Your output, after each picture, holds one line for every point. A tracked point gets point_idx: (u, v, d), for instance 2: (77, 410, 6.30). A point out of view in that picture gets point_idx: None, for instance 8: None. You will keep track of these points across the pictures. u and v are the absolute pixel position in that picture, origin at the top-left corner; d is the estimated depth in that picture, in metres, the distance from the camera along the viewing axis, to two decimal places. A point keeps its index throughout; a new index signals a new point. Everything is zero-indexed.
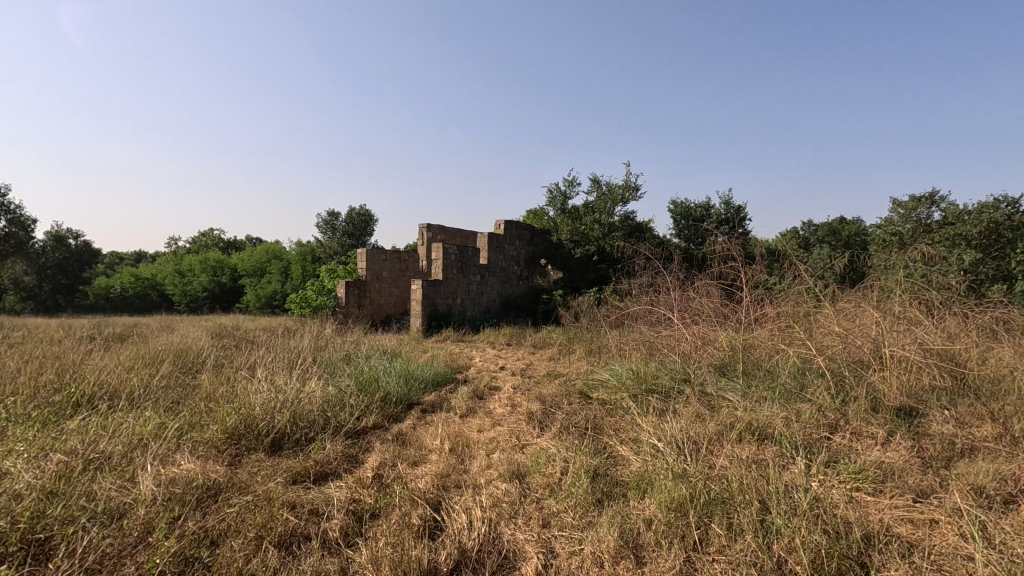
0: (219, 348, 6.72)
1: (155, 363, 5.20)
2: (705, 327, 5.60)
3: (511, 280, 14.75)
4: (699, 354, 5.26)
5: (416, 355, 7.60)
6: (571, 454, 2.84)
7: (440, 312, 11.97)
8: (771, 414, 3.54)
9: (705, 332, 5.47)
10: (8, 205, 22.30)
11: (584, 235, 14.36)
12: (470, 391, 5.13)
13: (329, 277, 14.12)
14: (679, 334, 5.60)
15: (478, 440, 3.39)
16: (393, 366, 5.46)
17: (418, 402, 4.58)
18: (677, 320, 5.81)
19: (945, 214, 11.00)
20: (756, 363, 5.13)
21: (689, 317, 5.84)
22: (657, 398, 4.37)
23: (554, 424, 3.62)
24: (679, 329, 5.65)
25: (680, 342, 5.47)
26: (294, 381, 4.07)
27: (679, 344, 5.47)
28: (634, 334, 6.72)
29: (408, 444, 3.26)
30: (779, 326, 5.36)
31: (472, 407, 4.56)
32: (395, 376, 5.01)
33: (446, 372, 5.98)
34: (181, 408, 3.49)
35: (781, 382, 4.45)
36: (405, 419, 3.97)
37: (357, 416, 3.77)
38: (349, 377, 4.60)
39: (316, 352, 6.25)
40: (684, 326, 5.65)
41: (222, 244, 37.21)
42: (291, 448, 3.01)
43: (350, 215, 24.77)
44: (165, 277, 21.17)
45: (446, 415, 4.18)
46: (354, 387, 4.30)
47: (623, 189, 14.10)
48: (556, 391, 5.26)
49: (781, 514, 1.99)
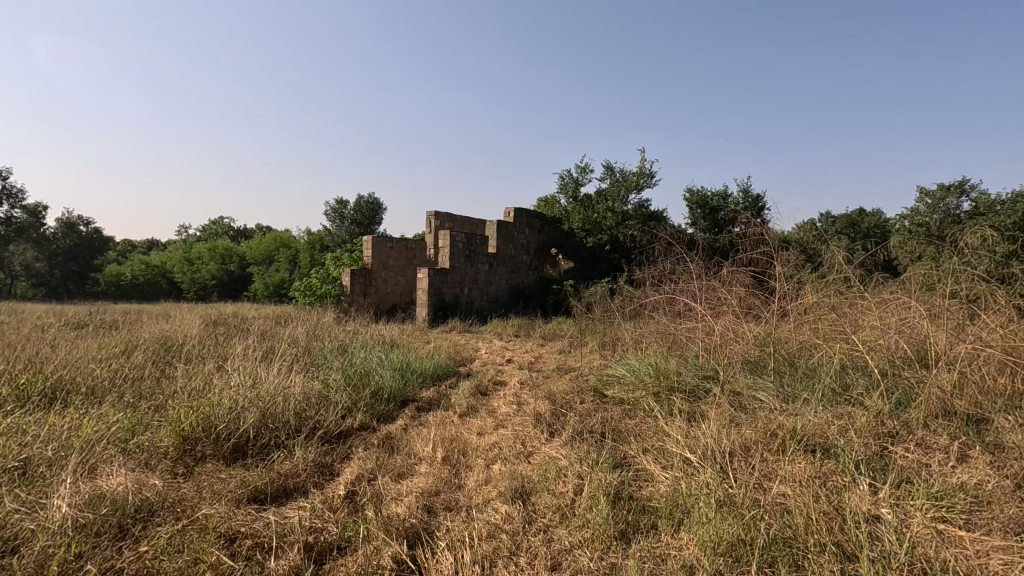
0: (212, 336, 6.33)
1: (135, 352, 4.81)
2: (733, 317, 5.08)
3: (521, 270, 14.25)
4: (728, 348, 4.76)
5: (419, 346, 7.15)
6: (586, 469, 2.37)
7: (447, 302, 11.51)
8: (819, 420, 3.04)
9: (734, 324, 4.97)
10: (14, 191, 22.14)
11: (596, 223, 13.81)
12: (473, 387, 4.68)
13: (333, 265, 13.71)
14: (705, 324, 5.08)
15: (478, 446, 2.93)
16: (390, 357, 5.02)
17: (413, 398, 4.12)
18: (704, 309, 5.29)
19: (977, 204, 10.32)
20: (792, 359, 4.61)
21: (717, 305, 5.32)
22: (682, 399, 3.88)
23: (565, 429, 3.15)
24: (706, 317, 5.13)
25: (706, 336, 4.98)
26: (275, 375, 3.64)
27: (704, 339, 4.98)
28: (652, 326, 6.22)
29: (395, 451, 2.80)
30: (815, 318, 4.84)
31: (473, 404, 4.10)
32: (391, 369, 4.57)
33: (449, 365, 5.53)
34: (140, 405, 3.05)
35: (823, 381, 3.94)
36: (397, 419, 3.52)
37: (342, 415, 3.32)
38: (340, 369, 4.17)
39: (310, 342, 5.83)
40: (711, 317, 5.12)
41: (232, 233, 37.05)
42: (257, 455, 2.57)
43: (358, 203, 24.37)
44: (174, 265, 20.93)
45: (444, 415, 3.73)
46: (344, 381, 3.87)
47: (637, 176, 13.51)
48: (568, 387, 4.79)
49: (869, 567, 1.50)
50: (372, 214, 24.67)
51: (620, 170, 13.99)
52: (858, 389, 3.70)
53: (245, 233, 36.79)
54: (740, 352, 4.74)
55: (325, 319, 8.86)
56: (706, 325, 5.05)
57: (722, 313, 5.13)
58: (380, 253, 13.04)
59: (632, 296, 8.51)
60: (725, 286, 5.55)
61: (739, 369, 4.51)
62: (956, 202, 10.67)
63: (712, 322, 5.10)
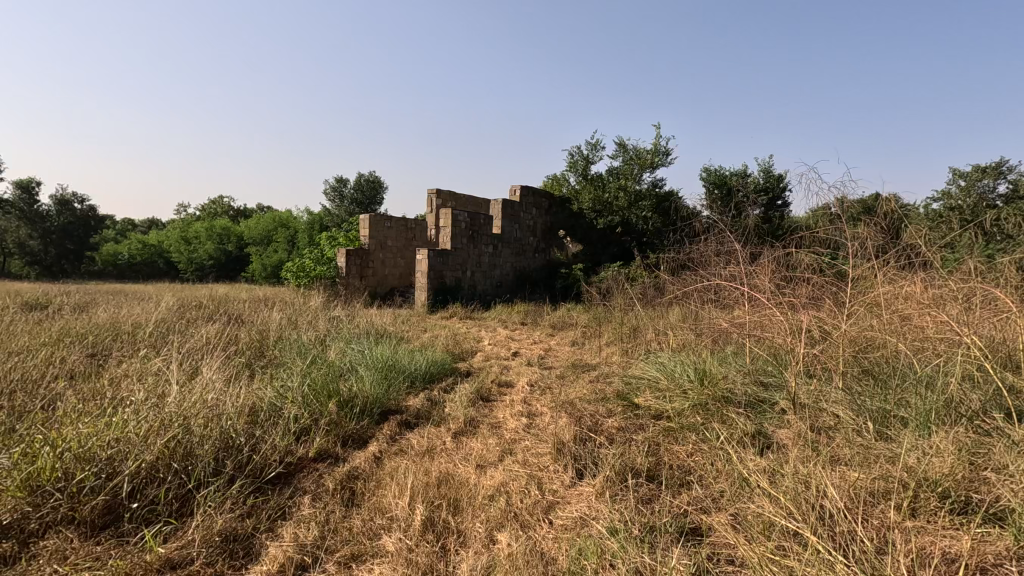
0: (176, 321, 5.48)
1: (71, 342, 3.98)
2: (794, 297, 4.06)
3: (527, 253, 13.33)
4: (790, 325, 3.73)
5: (415, 337, 6.27)
6: (644, 556, 1.51)
7: (448, 286, 10.67)
8: (949, 458, 2.17)
9: (799, 299, 3.94)
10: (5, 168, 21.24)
11: (607, 204, 12.84)
12: (471, 391, 3.80)
13: (328, 245, 12.83)
14: (761, 305, 4.08)
15: (476, 495, 2.07)
16: (373, 352, 4.16)
17: (397, 408, 3.27)
18: (756, 287, 4.25)
19: (1018, 186, 9.27)
20: (871, 356, 3.64)
21: (772, 278, 4.25)
22: (741, 415, 3.02)
23: (597, 466, 2.29)
24: (762, 295, 4.10)
25: (759, 320, 3.97)
26: (211, 379, 2.77)
27: (755, 321, 3.97)
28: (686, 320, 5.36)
29: (355, 504, 1.95)
30: (896, 289, 3.78)
31: (472, 417, 3.23)
32: (372, 369, 3.70)
33: (446, 361, 4.68)
34: (12, 422, 2.19)
35: (925, 394, 3.03)
36: (372, 442, 2.66)
37: (295, 441, 2.47)
38: (305, 370, 3.30)
39: (285, 332, 4.97)
40: (766, 299, 4.11)
41: (232, 213, 36.17)
42: (140, 519, 1.69)
43: (360, 181, 23.41)
44: (170, 244, 19.94)
45: (433, 434, 2.88)
46: (306, 387, 2.99)
47: (652, 153, 12.44)
48: (589, 394, 3.92)
49: None
50: (372, 193, 23.70)
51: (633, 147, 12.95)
52: (975, 403, 2.81)
53: (246, 212, 35.68)
54: (805, 328, 3.72)
55: (315, 304, 8.02)
56: (761, 307, 4.04)
57: (781, 295, 4.10)
58: (377, 232, 12.14)
59: (655, 283, 7.58)
60: (786, 255, 4.45)
61: (809, 365, 3.53)
62: (993, 185, 9.70)
63: (770, 304, 4.08)
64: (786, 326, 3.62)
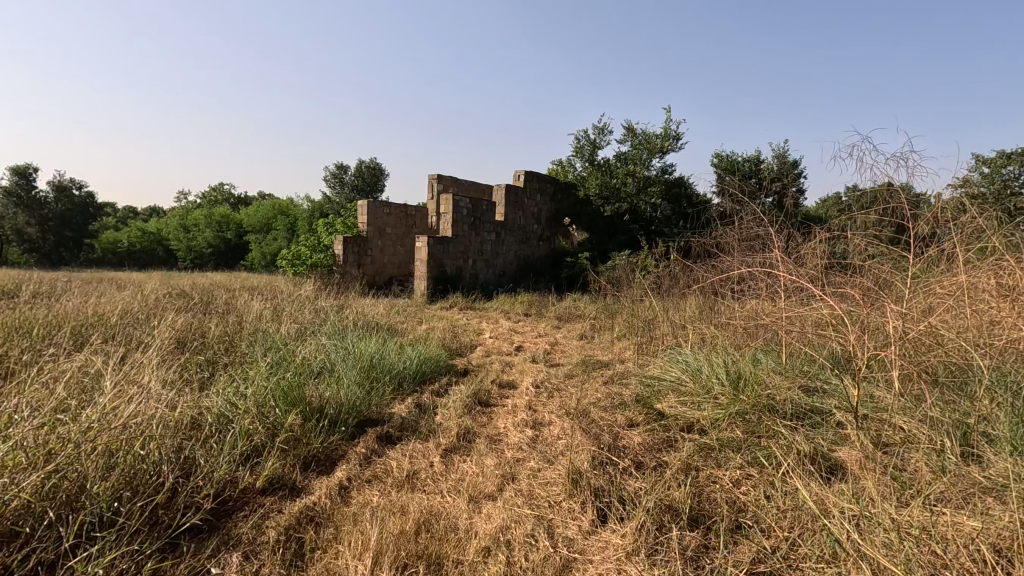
0: (148, 311, 4.98)
1: (16, 337, 3.48)
2: (844, 278, 3.48)
3: (531, 241, 12.76)
4: (841, 318, 3.18)
5: (410, 330, 5.75)
6: None
7: (448, 275, 10.15)
8: None
9: (850, 283, 3.37)
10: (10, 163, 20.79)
11: (614, 190, 12.26)
12: (467, 394, 3.28)
13: (325, 232, 12.32)
14: (805, 288, 3.51)
15: (466, 550, 1.56)
16: (357, 348, 3.64)
17: (379, 418, 2.75)
18: (797, 267, 3.67)
19: None
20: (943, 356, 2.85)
21: (817, 252, 3.65)
22: (792, 432, 2.48)
23: (622, 508, 1.76)
24: (806, 276, 3.53)
25: (804, 307, 3.40)
26: (147, 387, 2.25)
27: (800, 309, 3.40)
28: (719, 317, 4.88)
29: (300, 567, 1.44)
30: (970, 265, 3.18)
31: (467, 429, 2.72)
32: (352, 369, 3.18)
33: (441, 357, 4.17)
34: None
35: (1017, 404, 2.49)
36: (340, 465, 2.14)
37: (237, 468, 1.95)
38: (271, 371, 2.79)
39: (264, 324, 4.46)
40: (812, 282, 3.53)
41: (233, 200, 35.65)
42: None
43: (360, 167, 22.79)
44: (169, 232, 19.40)
45: (419, 452, 2.37)
46: (268, 391, 2.48)
47: (662, 137, 11.81)
48: (602, 398, 3.39)
49: None
50: (374, 179, 23.14)
51: (643, 132, 12.32)
52: None
53: (246, 200, 35.10)
54: (859, 321, 3.14)
55: (307, 293, 7.52)
56: (805, 289, 3.47)
57: (828, 275, 3.52)
58: (375, 219, 11.60)
59: (669, 272, 7.03)
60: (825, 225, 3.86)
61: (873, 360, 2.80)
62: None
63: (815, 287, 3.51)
64: (839, 311, 3.04)
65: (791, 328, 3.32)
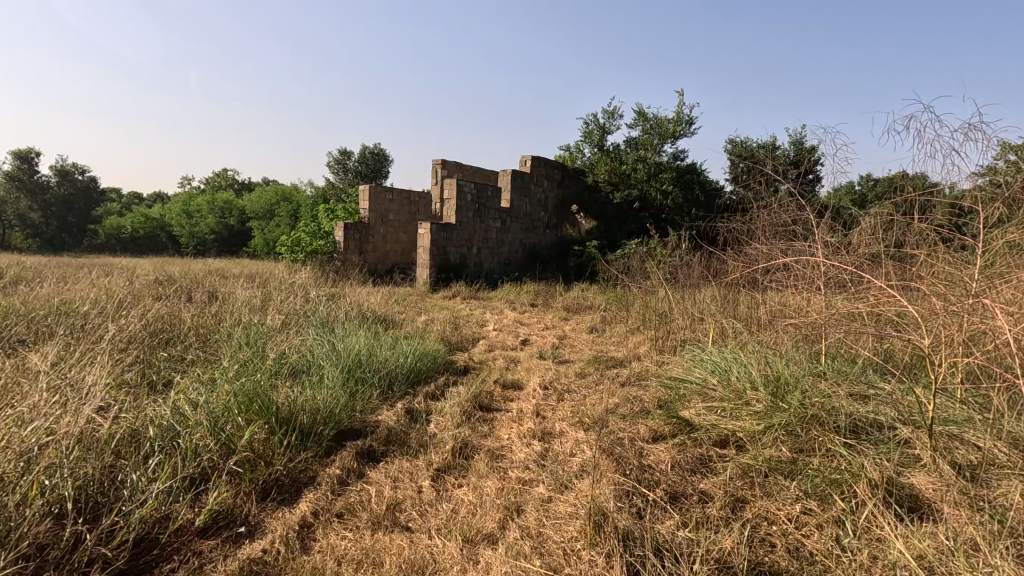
0: (127, 299, 4.60)
1: None
2: (898, 267, 3.05)
3: (538, 228, 12.32)
4: (898, 313, 2.76)
5: (409, 322, 5.35)
6: None
7: (452, 263, 9.75)
8: None
9: (908, 276, 2.94)
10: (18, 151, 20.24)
11: (623, 176, 11.79)
12: (466, 397, 2.89)
13: (326, 218, 11.91)
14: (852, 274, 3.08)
15: None
16: (345, 343, 3.25)
17: (362, 428, 2.36)
18: (843, 252, 3.24)
19: None
20: None
21: (865, 234, 3.21)
22: (852, 453, 2.07)
23: (661, 563, 1.36)
24: (853, 261, 3.10)
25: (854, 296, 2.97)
26: (79, 397, 1.87)
27: (848, 300, 2.97)
28: (753, 318, 4.50)
29: None
30: None
31: (465, 442, 2.33)
32: (335, 368, 2.79)
33: (440, 353, 3.78)
34: None
35: None
36: (306, 495, 1.75)
37: (171, 501, 1.56)
38: (239, 370, 2.40)
39: (249, 314, 4.08)
40: (861, 268, 3.10)
41: (237, 187, 35.32)
42: None
43: (363, 153, 22.30)
44: (171, 217, 18.98)
45: (406, 474, 1.98)
46: (229, 397, 2.09)
47: (674, 122, 11.30)
48: (620, 403, 2.99)
49: None
50: (377, 165, 22.71)
51: (654, 116, 11.82)
52: None
53: (250, 186, 34.68)
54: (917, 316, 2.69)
55: (304, 280, 7.16)
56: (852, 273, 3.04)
57: (880, 261, 3.08)
58: (377, 204, 11.18)
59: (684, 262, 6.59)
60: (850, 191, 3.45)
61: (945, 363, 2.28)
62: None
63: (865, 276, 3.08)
64: (897, 302, 2.60)
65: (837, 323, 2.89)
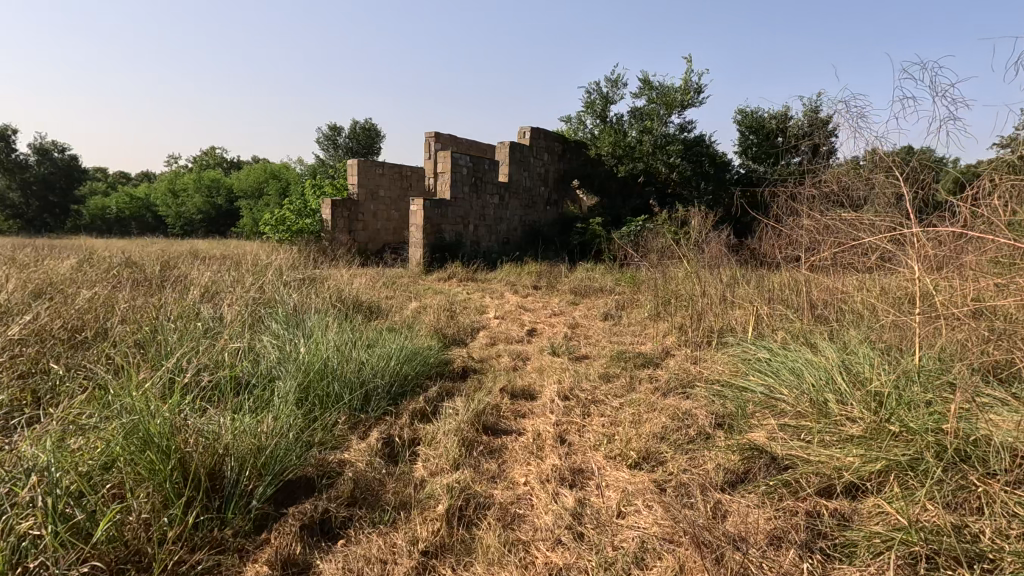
0: (64, 287, 3.85)
1: None
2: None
3: (538, 205, 11.54)
4: None
5: (398, 310, 4.63)
6: None
7: (447, 242, 8.98)
8: None
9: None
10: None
11: (628, 149, 10.97)
12: (467, 418, 2.18)
13: (314, 195, 11.07)
14: (968, 246, 2.37)
15: None
16: (311, 342, 2.52)
17: (319, 476, 1.66)
18: (949, 222, 2.52)
19: None
20: None
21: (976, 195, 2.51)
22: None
23: None
24: (968, 232, 2.39)
25: (973, 275, 2.29)
26: None
27: (967, 283, 2.27)
28: (809, 304, 3.82)
29: None
30: None
31: (466, 496, 1.63)
32: (290, 383, 2.08)
33: (433, 351, 3.07)
34: None
35: None
36: None
37: None
38: (147, 385, 1.70)
39: (203, 303, 3.34)
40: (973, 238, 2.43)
41: (226, 165, 34.16)
42: None
43: (353, 129, 21.30)
44: (156, 196, 17.99)
45: (375, 568, 1.28)
46: (110, 444, 1.38)
47: (683, 90, 10.43)
48: (665, 420, 2.30)
49: None
50: (369, 142, 21.79)
51: (660, 85, 10.95)
52: None
53: (238, 164, 33.48)
54: None
55: (283, 261, 6.41)
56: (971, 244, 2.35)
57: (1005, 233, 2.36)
58: (367, 179, 10.37)
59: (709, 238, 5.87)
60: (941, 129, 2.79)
61: None
62: None
63: (978, 249, 2.41)
64: None
65: (955, 317, 2.20)
